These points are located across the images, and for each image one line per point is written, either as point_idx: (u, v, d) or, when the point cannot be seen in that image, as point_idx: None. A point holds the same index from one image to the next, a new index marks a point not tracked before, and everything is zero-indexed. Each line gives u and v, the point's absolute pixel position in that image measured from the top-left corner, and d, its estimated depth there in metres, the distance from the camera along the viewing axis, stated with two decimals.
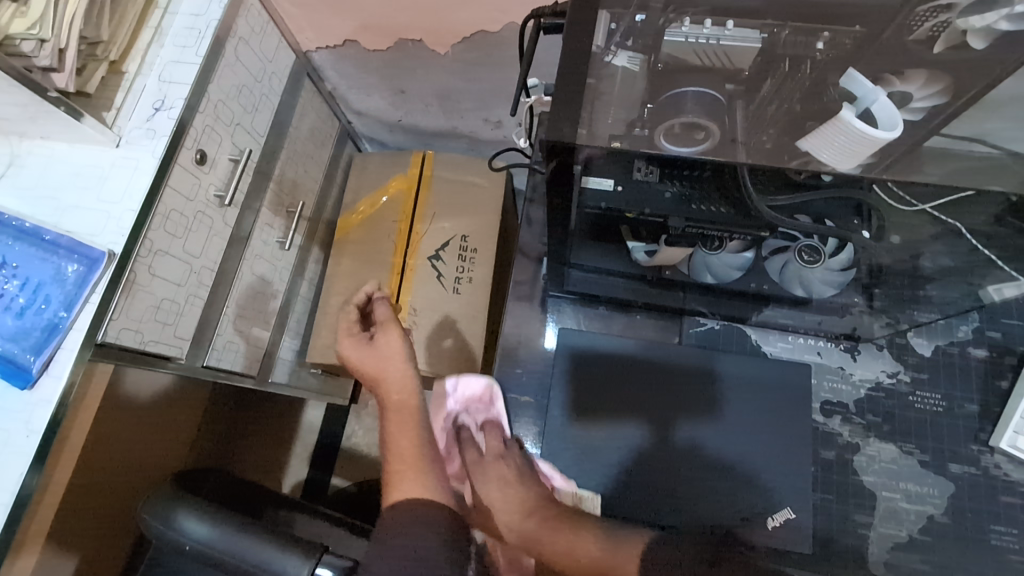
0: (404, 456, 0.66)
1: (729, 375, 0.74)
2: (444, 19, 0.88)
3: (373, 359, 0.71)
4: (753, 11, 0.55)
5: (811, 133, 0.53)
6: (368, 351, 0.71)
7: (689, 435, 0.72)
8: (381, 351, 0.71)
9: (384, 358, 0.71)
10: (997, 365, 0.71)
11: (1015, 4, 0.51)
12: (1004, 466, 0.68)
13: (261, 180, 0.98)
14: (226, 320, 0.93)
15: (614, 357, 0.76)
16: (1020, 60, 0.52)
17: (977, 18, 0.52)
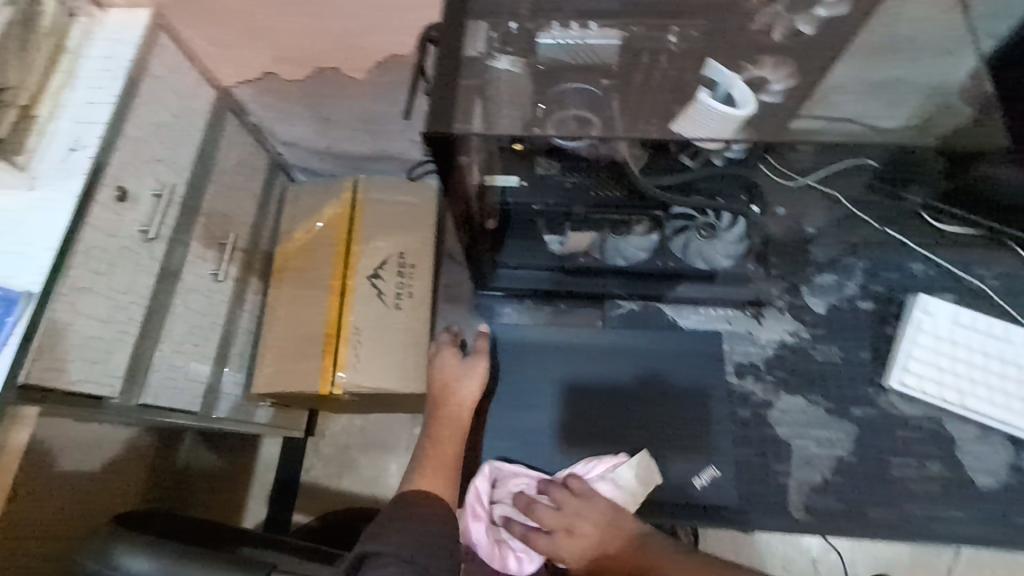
0: (450, 458, 0.71)
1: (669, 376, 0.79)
2: (355, 44, 0.92)
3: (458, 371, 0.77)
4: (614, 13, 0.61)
5: (678, 117, 0.59)
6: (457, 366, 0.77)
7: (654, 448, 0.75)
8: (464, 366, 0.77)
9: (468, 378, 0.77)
10: (883, 315, 0.79)
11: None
12: (898, 404, 0.75)
13: (188, 214, 0.98)
14: (161, 356, 0.93)
15: (580, 374, 0.80)
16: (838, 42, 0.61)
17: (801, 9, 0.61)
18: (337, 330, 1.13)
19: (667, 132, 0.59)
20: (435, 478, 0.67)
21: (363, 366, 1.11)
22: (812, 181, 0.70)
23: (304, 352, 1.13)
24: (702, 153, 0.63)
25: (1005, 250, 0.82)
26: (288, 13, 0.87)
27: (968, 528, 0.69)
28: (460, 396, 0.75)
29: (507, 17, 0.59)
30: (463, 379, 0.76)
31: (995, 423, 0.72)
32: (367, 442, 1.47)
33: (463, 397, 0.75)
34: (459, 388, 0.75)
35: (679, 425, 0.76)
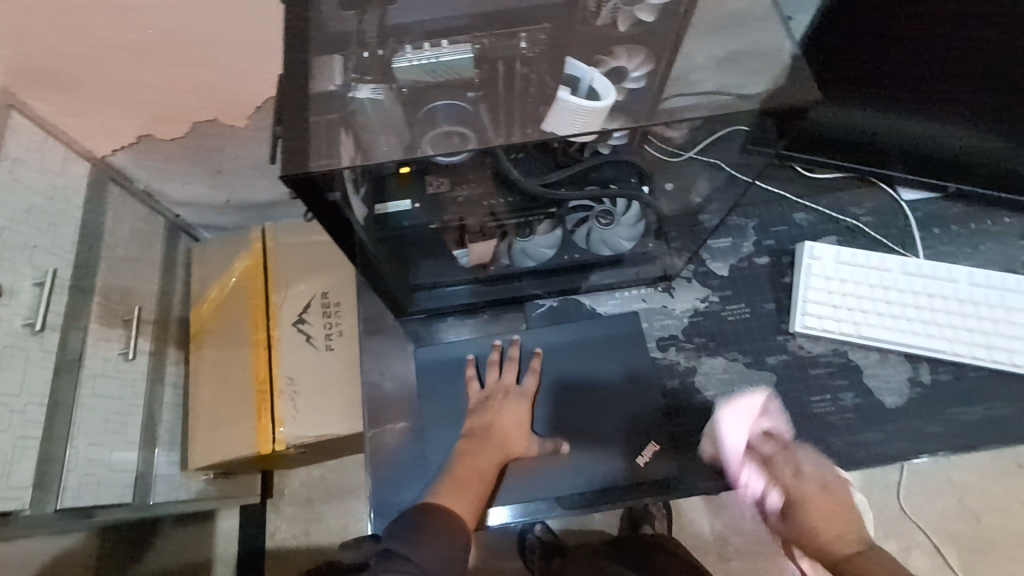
0: (474, 479, 0.72)
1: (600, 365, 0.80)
2: (228, 93, 0.90)
3: (519, 428, 0.76)
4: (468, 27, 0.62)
5: (546, 117, 0.60)
6: (514, 417, 0.77)
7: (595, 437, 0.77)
8: (520, 417, 0.77)
9: (508, 404, 0.77)
10: (779, 267, 0.85)
11: None
12: (807, 345, 0.80)
13: (81, 297, 0.92)
14: (76, 453, 0.86)
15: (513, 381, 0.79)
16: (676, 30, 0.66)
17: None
18: (269, 385, 1.09)
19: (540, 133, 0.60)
20: (454, 505, 0.69)
21: (302, 417, 1.07)
22: (695, 152, 0.73)
23: (239, 414, 1.09)
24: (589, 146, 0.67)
25: (870, 188, 0.89)
26: (149, 72, 0.84)
27: (885, 447, 0.75)
28: (507, 449, 0.75)
29: (359, 47, 0.59)
30: (513, 431, 0.76)
31: (891, 344, 0.78)
32: (329, 492, 1.43)
33: (511, 452, 0.75)
34: (512, 445, 0.76)
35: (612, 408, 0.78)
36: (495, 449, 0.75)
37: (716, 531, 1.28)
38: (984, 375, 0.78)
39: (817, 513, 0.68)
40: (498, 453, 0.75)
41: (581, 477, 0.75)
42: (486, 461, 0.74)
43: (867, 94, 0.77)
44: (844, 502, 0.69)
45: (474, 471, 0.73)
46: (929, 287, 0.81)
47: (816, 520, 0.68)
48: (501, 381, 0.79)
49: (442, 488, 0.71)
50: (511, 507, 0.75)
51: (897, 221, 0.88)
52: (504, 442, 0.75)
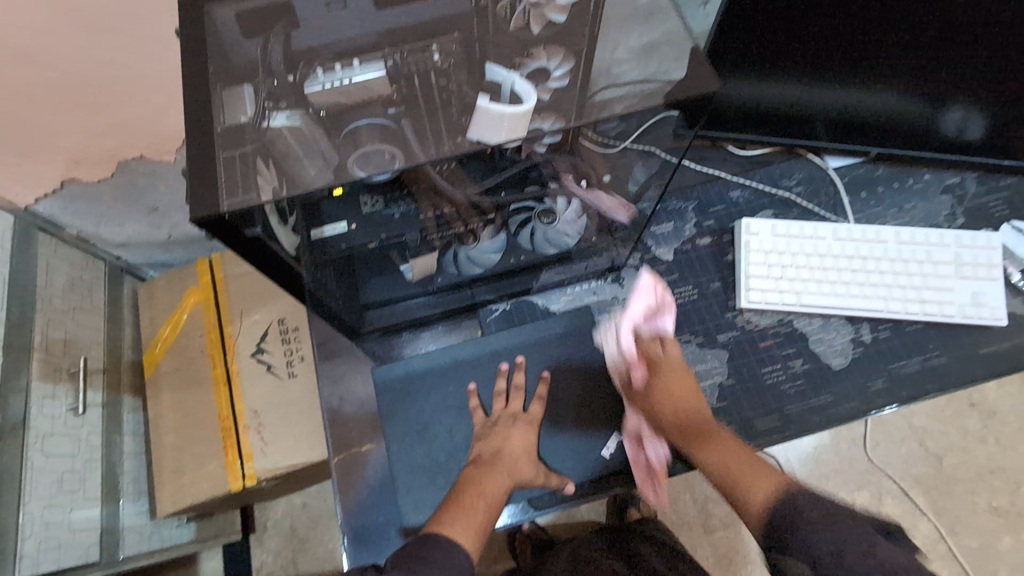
0: (483, 504, 0.69)
1: (559, 363, 0.80)
2: (152, 128, 0.87)
3: (527, 452, 0.75)
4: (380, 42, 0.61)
5: (471, 125, 0.60)
6: (524, 442, 0.75)
7: (560, 435, 0.77)
8: (528, 443, 0.75)
9: (517, 428, 0.76)
10: (721, 245, 0.87)
11: None
12: (754, 319, 0.83)
13: (19, 355, 0.88)
14: (30, 519, 0.82)
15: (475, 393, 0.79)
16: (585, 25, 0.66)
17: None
18: (233, 421, 1.06)
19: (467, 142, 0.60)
20: (462, 536, 0.65)
21: (270, 449, 1.05)
22: (630, 142, 0.73)
23: (204, 454, 1.06)
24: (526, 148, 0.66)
25: (799, 158, 0.93)
26: (62, 114, 0.81)
27: (836, 408, 0.78)
28: (514, 474, 0.73)
29: (267, 75, 0.58)
30: (523, 454, 0.74)
31: (831, 309, 0.82)
32: (312, 518, 1.41)
33: (518, 479, 0.73)
34: (519, 469, 0.73)
35: (575, 405, 0.78)
36: (500, 475, 0.72)
37: (698, 504, 1.31)
38: (920, 327, 0.82)
39: (676, 404, 0.77)
40: (507, 480, 0.72)
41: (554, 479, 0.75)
42: (494, 488, 0.71)
43: (783, 73, 0.79)
44: (690, 390, 0.78)
45: (481, 501, 0.69)
46: (861, 251, 0.84)
47: (675, 413, 0.76)
48: (508, 409, 0.77)
49: (447, 514, 0.67)
50: (509, 508, 0.76)
51: (826, 189, 0.91)
52: (510, 466, 0.73)
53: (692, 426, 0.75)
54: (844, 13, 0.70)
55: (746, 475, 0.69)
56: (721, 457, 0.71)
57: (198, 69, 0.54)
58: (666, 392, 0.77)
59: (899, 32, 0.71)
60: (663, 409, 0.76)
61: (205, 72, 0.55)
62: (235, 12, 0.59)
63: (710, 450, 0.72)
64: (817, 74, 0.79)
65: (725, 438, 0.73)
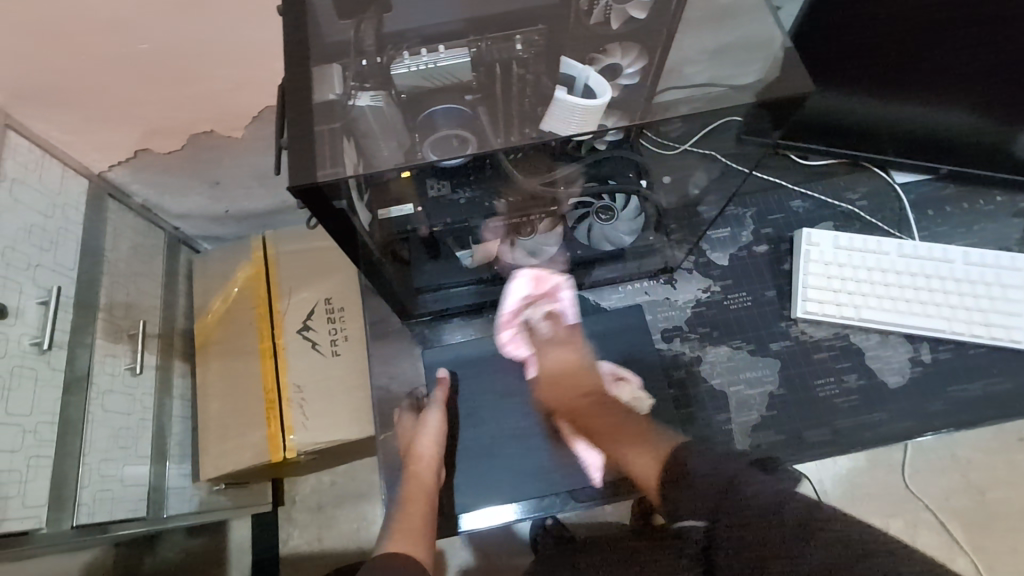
0: (412, 505, 0.73)
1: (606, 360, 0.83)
2: (227, 104, 0.90)
3: (411, 435, 0.77)
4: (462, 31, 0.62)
5: (545, 117, 0.61)
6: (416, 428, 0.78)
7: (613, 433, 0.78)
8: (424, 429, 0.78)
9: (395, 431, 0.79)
10: (778, 254, 0.86)
11: None
12: (808, 330, 0.81)
13: (85, 313, 0.92)
14: (89, 470, 0.86)
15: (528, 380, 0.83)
16: (667, 28, 0.66)
17: None
18: (277, 394, 1.09)
19: (540, 132, 0.61)
20: (413, 550, 0.67)
21: (311, 423, 1.08)
22: (689, 144, 0.72)
23: (248, 423, 1.09)
24: (587, 144, 0.67)
25: (864, 172, 0.91)
26: (145, 86, 0.84)
27: (889, 426, 0.76)
28: (421, 460, 0.76)
29: (357, 55, 0.60)
30: (424, 431, 0.78)
31: (891, 326, 0.80)
32: (340, 496, 1.45)
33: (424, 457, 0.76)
34: (421, 450, 0.76)
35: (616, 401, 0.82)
36: (416, 481, 0.75)
37: None
38: (982, 351, 0.79)
39: (563, 387, 0.81)
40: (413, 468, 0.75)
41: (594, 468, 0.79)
42: (417, 487, 0.74)
43: (856, 85, 0.78)
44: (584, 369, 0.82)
45: (416, 506, 0.73)
46: (926, 269, 0.82)
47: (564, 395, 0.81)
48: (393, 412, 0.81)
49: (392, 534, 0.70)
50: (523, 503, 0.78)
51: (892, 204, 0.89)
52: (414, 457, 0.76)
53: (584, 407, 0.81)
54: (929, 24, 0.69)
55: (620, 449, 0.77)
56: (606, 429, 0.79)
57: (297, 44, 0.56)
58: (558, 378, 0.81)
59: (982, 47, 0.69)
60: (555, 396, 0.81)
61: (302, 47, 0.56)
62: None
63: (608, 438, 0.78)
64: (891, 88, 0.77)
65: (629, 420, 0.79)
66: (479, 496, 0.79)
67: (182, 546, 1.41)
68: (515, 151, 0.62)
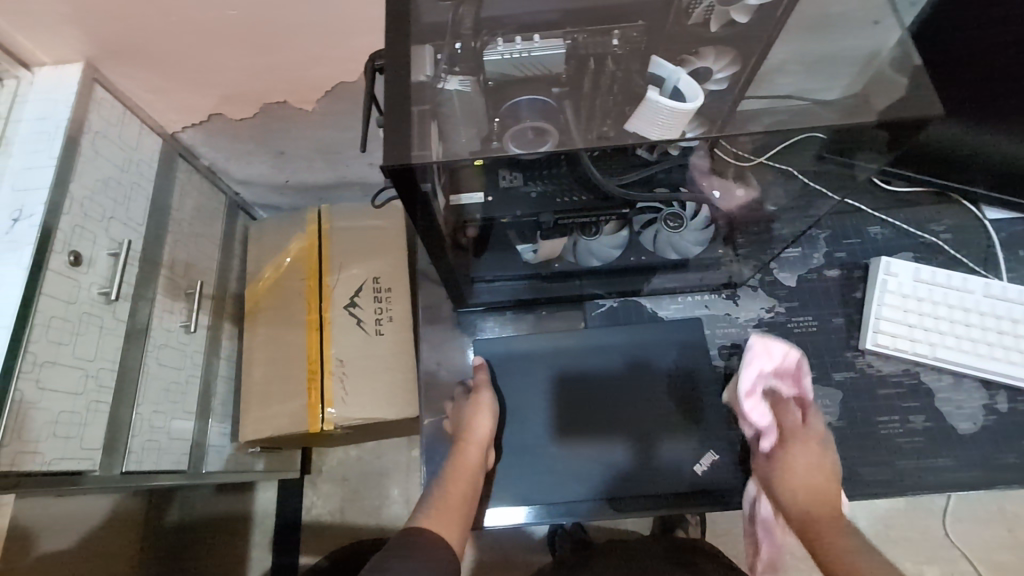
0: (457, 486, 0.71)
1: (656, 364, 0.79)
2: (303, 77, 0.91)
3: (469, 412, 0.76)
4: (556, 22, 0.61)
5: (632, 116, 0.60)
6: (475, 406, 0.76)
7: (662, 446, 0.76)
8: (481, 408, 0.76)
9: (457, 410, 0.79)
10: (850, 280, 0.82)
11: None
12: (876, 363, 0.78)
13: (149, 268, 0.94)
14: (141, 419, 0.88)
15: (577, 379, 0.80)
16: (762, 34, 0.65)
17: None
18: (319, 365, 1.12)
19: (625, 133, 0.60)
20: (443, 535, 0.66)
21: (350, 398, 1.10)
22: (767, 156, 0.67)
23: (289, 391, 1.11)
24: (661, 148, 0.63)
25: (951, 204, 0.86)
26: (229, 52, 0.85)
27: (955, 474, 0.72)
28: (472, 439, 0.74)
29: (452, 38, 0.59)
30: (481, 412, 0.76)
31: (968, 368, 0.76)
32: (364, 472, 1.50)
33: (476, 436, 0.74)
34: (474, 431, 0.74)
35: (653, 405, 0.77)
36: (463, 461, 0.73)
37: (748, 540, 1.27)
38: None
39: (811, 485, 0.69)
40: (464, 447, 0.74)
41: (633, 476, 0.75)
42: (463, 466, 0.73)
43: None
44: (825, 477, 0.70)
45: (456, 489, 0.71)
46: (1013, 312, 0.78)
47: (807, 494, 0.69)
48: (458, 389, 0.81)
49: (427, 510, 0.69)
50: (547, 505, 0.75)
51: (978, 239, 0.85)
52: (467, 437, 0.74)
53: (828, 518, 0.66)
54: None
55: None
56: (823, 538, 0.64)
57: (400, 21, 0.55)
58: (798, 466, 0.70)
59: None
60: (791, 486, 0.69)
61: (404, 23, 0.55)
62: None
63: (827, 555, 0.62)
64: None
65: (852, 538, 0.62)
66: (509, 490, 0.76)
67: (210, 500, 1.46)
68: (597, 149, 0.57)
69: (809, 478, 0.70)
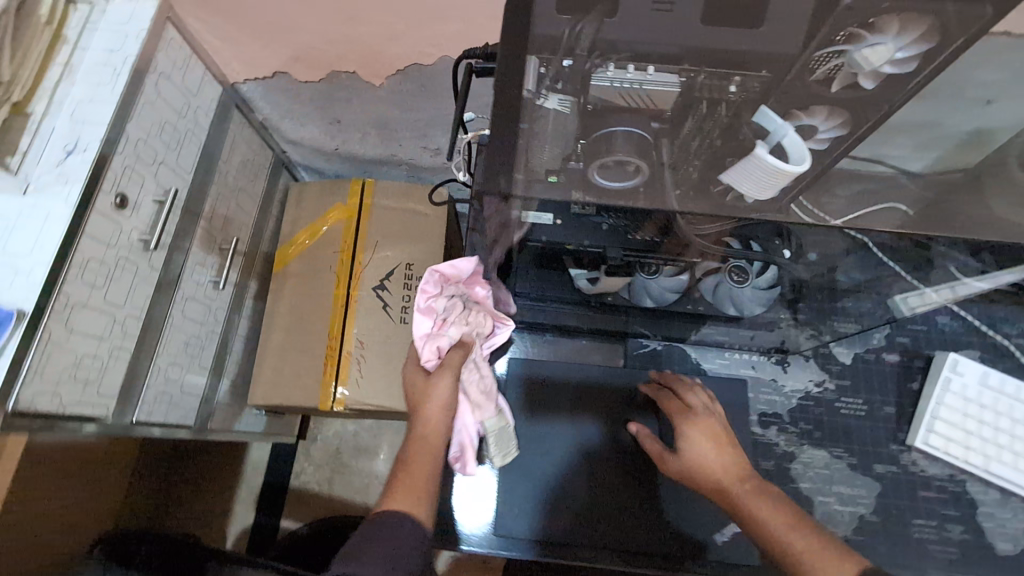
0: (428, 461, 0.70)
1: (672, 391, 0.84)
2: (380, 53, 0.88)
3: (442, 404, 0.75)
4: (673, 56, 0.54)
5: (730, 168, 0.57)
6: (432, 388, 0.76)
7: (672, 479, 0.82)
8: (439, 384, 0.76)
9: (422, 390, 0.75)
10: (908, 370, 0.84)
11: (898, 48, 0.53)
12: (919, 462, 0.80)
13: (189, 219, 0.92)
14: (157, 369, 0.87)
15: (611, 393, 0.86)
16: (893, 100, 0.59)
17: (868, 62, 0.54)
18: (339, 343, 1.10)
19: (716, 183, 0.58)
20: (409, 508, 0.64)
21: (366, 382, 1.09)
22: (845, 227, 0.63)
23: (304, 364, 1.10)
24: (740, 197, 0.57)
25: None
26: (312, 16, 0.81)
27: None
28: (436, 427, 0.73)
29: (564, 52, 0.54)
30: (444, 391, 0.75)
31: (1014, 484, 0.78)
32: (360, 448, 1.50)
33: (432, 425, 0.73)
34: (433, 405, 0.75)
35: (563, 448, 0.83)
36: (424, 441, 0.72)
37: None
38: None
39: (706, 460, 0.72)
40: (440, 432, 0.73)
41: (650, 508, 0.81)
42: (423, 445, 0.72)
43: None
44: (717, 430, 0.74)
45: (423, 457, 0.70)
46: None
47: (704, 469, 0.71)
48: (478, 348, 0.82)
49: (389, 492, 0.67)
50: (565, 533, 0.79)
51: None
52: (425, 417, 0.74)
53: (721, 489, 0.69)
54: None
55: (778, 530, 0.63)
56: (736, 493, 0.68)
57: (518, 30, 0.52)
58: (697, 453, 0.73)
59: None
60: (699, 464, 0.72)
61: (520, 31, 0.53)
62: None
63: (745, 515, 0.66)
64: None
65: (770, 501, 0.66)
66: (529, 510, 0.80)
67: (202, 448, 1.46)
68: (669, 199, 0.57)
69: (710, 453, 0.72)
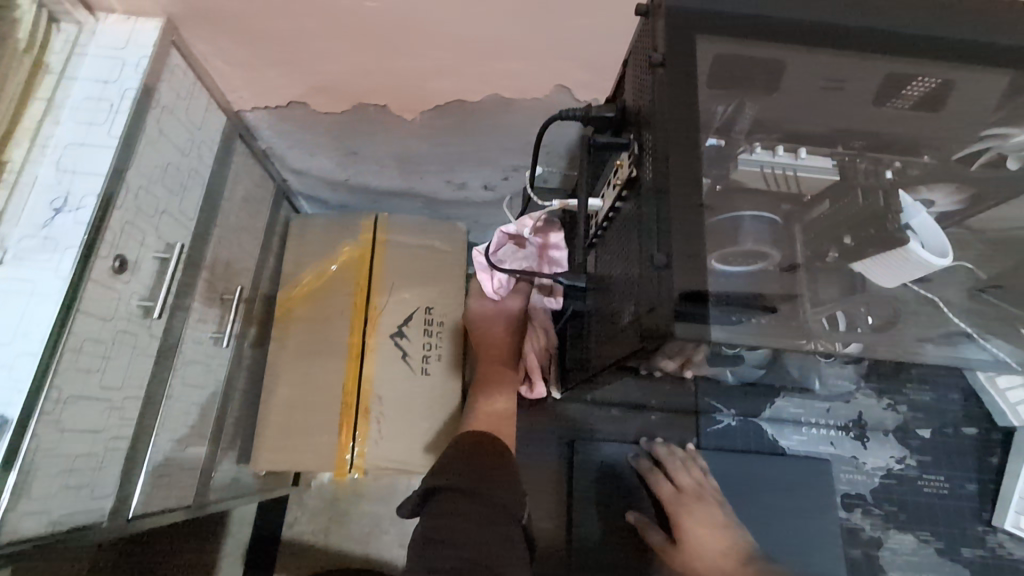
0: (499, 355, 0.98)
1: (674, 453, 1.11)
2: (419, 87, 0.77)
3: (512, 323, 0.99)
4: (822, 138, 0.58)
5: (867, 259, 0.58)
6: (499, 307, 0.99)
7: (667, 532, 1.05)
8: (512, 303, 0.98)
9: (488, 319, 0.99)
10: (985, 449, 1.14)
11: None
12: (1000, 538, 1.10)
13: (192, 272, 0.79)
14: (156, 451, 0.74)
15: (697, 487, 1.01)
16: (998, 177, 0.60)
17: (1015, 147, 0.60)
18: (357, 398, 0.99)
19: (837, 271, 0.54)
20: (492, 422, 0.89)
21: (387, 442, 0.98)
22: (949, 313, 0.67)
23: (314, 422, 0.98)
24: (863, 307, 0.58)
25: None
26: (347, 47, 0.70)
27: None
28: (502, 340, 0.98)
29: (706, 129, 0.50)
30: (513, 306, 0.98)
31: None
32: (360, 493, 1.39)
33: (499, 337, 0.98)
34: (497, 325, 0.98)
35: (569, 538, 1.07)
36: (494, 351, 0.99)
37: None
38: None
39: (706, 538, 0.95)
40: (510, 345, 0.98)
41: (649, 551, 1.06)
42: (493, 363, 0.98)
43: None
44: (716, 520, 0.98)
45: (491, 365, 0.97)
46: None
47: (706, 549, 0.93)
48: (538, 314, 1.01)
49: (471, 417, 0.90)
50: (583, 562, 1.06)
51: None
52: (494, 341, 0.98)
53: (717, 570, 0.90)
54: None
55: None
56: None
57: (685, 84, 0.47)
58: (699, 528, 0.96)
59: None
60: (701, 541, 0.94)
61: (685, 80, 0.48)
62: (717, 53, 0.50)
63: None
64: None
65: None
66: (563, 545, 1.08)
67: None
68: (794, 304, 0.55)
69: (714, 538, 0.95)
